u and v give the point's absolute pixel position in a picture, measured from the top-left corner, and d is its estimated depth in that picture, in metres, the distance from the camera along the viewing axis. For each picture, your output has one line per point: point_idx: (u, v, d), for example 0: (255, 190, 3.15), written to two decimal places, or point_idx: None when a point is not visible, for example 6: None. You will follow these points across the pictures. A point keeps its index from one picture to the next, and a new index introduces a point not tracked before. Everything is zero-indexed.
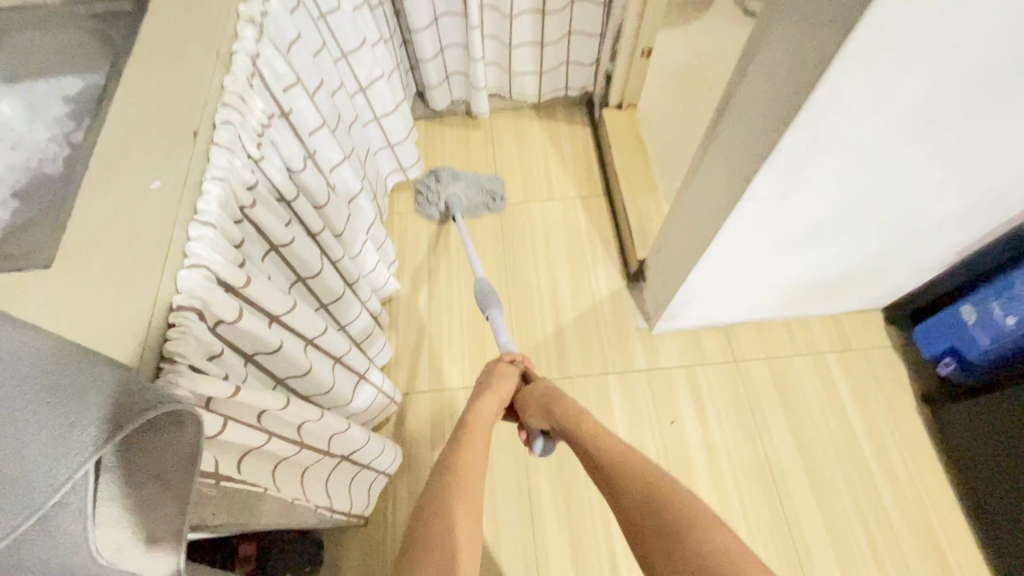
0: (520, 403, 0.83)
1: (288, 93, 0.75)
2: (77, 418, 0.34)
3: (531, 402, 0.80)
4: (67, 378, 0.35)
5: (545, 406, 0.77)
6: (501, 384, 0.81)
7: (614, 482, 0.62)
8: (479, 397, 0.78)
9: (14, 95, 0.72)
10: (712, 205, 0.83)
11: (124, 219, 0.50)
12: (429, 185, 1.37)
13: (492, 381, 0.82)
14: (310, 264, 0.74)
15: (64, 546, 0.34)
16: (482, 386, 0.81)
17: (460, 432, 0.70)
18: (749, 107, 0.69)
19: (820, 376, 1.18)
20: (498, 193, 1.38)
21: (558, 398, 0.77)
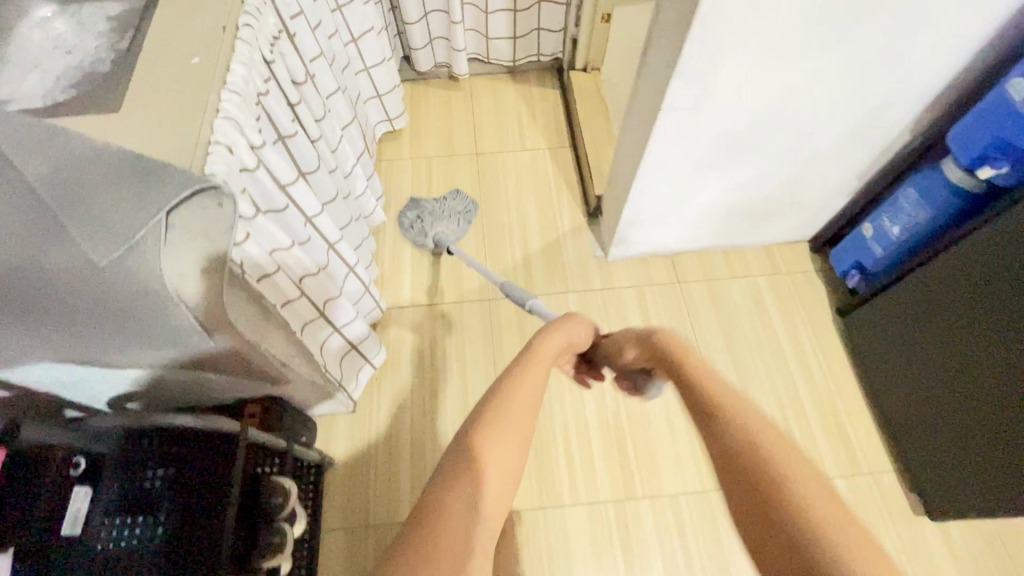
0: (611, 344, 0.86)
1: (293, 20, 0.92)
2: (133, 190, 0.52)
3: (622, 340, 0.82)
4: (126, 168, 0.53)
5: (638, 341, 0.78)
6: (575, 326, 0.84)
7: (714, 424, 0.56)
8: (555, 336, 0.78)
9: (66, 13, 0.87)
10: (643, 124, 1.01)
11: (172, 82, 0.66)
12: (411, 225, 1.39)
13: (572, 322, 0.84)
14: (309, 160, 0.91)
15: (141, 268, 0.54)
16: (562, 323, 0.83)
17: (537, 360, 0.72)
18: (665, 31, 0.87)
19: (751, 294, 1.36)
20: (468, 210, 1.45)
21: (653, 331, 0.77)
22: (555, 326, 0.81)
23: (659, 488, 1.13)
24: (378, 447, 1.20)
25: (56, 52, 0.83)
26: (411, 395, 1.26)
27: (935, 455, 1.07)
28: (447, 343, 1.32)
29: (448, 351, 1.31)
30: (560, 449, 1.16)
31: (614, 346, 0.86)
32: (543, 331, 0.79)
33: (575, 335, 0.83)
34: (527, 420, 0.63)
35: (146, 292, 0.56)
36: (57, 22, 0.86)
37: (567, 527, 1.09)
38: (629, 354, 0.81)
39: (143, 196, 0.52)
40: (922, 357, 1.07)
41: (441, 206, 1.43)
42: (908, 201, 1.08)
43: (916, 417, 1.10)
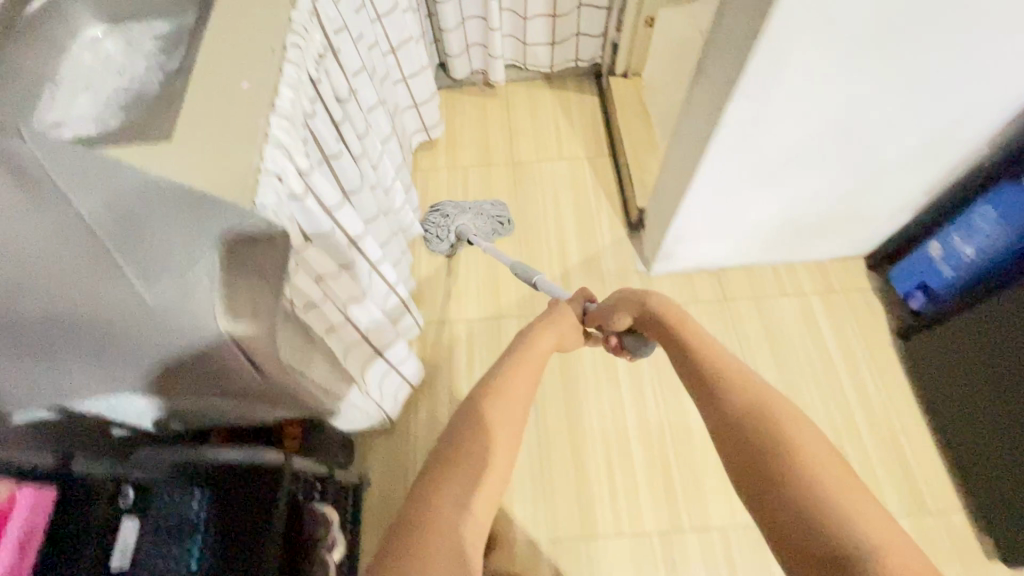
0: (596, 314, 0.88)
1: (336, 35, 0.89)
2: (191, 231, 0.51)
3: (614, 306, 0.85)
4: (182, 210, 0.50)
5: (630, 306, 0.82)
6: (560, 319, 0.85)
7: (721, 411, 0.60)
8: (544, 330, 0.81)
9: (115, 32, 0.87)
10: (696, 139, 0.97)
11: (222, 106, 0.64)
12: (434, 221, 1.39)
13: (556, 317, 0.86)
14: (352, 178, 0.88)
15: (191, 307, 0.53)
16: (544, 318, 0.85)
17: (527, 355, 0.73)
18: (727, 39, 0.82)
19: (802, 313, 1.30)
20: (502, 216, 1.43)
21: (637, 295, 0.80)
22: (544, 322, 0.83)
23: (707, 519, 1.08)
24: (415, 466, 1.18)
25: (108, 73, 0.83)
26: (449, 414, 1.24)
27: (1007, 492, 1.00)
28: (484, 360, 1.29)
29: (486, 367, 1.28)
30: (602, 474, 1.13)
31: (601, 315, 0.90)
32: (531, 328, 0.82)
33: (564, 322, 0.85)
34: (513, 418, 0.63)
35: (196, 331, 0.55)
36: (106, 41, 0.86)
37: (611, 557, 1.06)
38: (619, 317, 0.84)
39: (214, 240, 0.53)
40: (993, 387, 1.00)
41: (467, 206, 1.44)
42: (984, 219, 1.01)
43: (986, 450, 1.03)
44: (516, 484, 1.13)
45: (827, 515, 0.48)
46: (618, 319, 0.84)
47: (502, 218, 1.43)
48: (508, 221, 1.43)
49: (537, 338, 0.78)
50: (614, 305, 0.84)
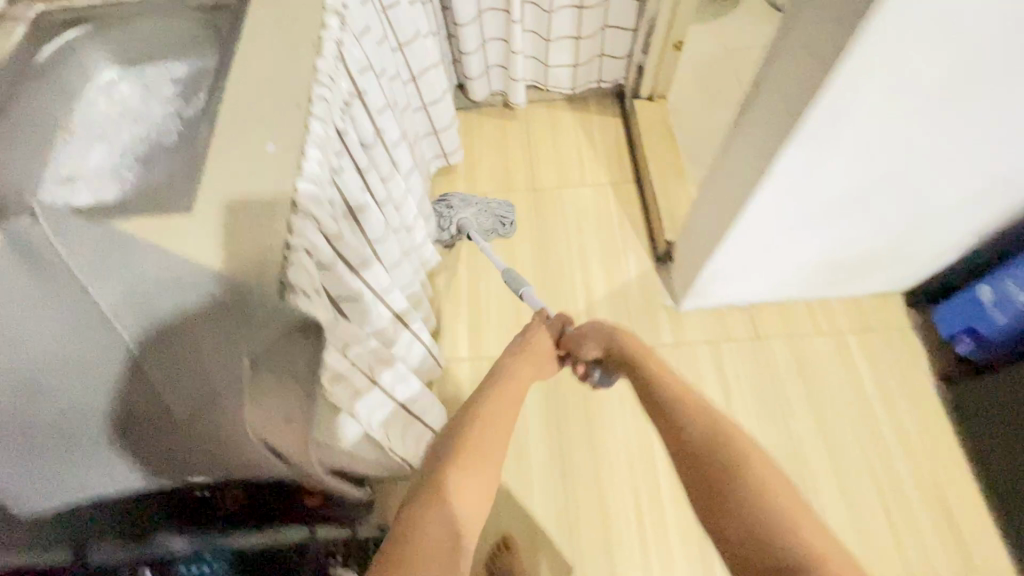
0: (568, 340, 0.87)
1: (361, 76, 0.85)
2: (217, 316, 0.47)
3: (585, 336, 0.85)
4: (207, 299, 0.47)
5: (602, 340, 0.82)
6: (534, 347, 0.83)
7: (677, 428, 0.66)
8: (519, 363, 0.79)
9: (130, 76, 0.82)
10: (740, 184, 0.92)
11: (246, 171, 0.60)
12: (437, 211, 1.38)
13: (531, 342, 0.84)
14: (377, 228, 0.84)
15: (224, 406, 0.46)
16: (516, 344, 0.84)
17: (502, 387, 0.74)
18: (780, 86, 0.77)
19: (838, 353, 1.25)
20: (506, 217, 1.43)
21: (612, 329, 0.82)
22: (517, 352, 0.82)
23: None
24: None
25: (124, 121, 0.79)
26: None
27: None
28: None
29: None
30: (631, 525, 1.09)
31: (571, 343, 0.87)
32: (510, 359, 0.81)
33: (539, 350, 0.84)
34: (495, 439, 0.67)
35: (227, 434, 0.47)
36: (121, 86, 0.82)
37: None
38: (591, 348, 0.83)
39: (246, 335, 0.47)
40: None
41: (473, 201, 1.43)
42: None
43: None
44: (545, 535, 1.09)
45: (780, 529, 0.54)
46: (589, 349, 0.84)
47: (506, 218, 1.43)
48: (511, 222, 1.43)
49: (515, 368, 0.78)
50: (587, 335, 0.84)
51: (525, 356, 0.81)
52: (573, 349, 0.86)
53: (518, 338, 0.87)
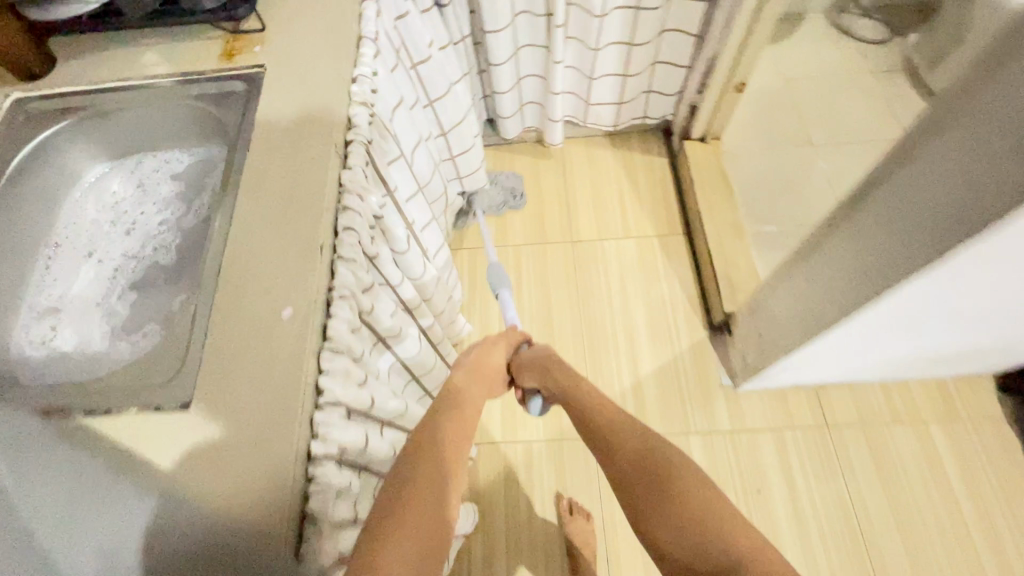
0: (515, 364, 0.83)
1: (391, 167, 0.73)
2: None
3: (529, 362, 0.81)
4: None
5: (542, 368, 0.79)
6: (484, 367, 0.75)
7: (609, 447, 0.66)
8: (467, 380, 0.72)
9: (123, 171, 0.71)
10: (837, 289, 0.77)
11: (257, 347, 0.48)
12: None
13: (481, 362, 0.76)
14: (411, 347, 0.72)
15: None
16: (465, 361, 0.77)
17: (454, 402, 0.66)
18: (907, 201, 0.62)
19: (920, 444, 1.11)
20: (516, 189, 1.44)
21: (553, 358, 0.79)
22: (470, 373, 0.73)
23: None
24: None
25: (117, 231, 0.68)
26: (507, 557, 1.08)
27: None
28: (546, 489, 1.13)
29: (548, 501, 1.12)
30: None
31: (518, 367, 0.83)
32: (460, 374, 0.73)
33: (489, 371, 0.77)
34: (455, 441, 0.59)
35: None
36: (113, 183, 0.71)
37: None
38: (529, 379, 0.81)
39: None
40: None
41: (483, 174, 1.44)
42: None
43: None
44: None
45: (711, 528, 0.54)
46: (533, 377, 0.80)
47: (516, 190, 1.43)
48: (521, 194, 1.44)
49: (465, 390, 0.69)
50: (530, 362, 0.81)
51: (475, 376, 0.73)
52: (516, 374, 0.83)
53: (470, 355, 0.79)
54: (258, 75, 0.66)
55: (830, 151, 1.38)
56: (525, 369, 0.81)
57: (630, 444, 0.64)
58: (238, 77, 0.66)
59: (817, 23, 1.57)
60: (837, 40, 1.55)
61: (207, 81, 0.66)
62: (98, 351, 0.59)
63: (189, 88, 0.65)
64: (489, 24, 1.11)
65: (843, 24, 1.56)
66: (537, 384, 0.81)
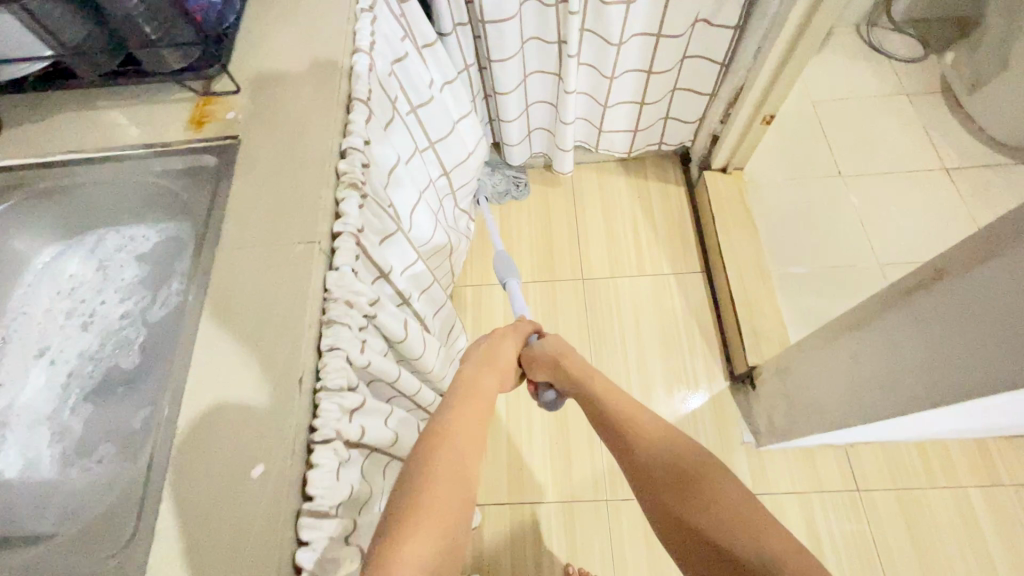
0: (526, 358, 0.81)
1: (386, 242, 0.64)
2: None
3: (541, 354, 0.78)
4: None
5: (553, 360, 0.77)
6: (496, 359, 0.71)
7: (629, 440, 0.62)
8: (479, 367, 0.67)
9: (82, 250, 0.62)
10: (888, 376, 0.69)
11: (222, 515, 0.40)
12: None
13: (494, 354, 0.72)
14: (409, 446, 0.65)
15: None
16: (475, 351, 0.74)
17: (464, 387, 0.62)
18: (983, 305, 0.53)
19: (959, 511, 1.04)
20: (520, 177, 1.41)
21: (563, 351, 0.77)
22: (482, 362, 0.69)
23: None
24: None
25: (72, 322, 0.60)
26: None
27: None
28: (555, 555, 1.06)
29: (557, 569, 1.05)
30: None
31: (528, 357, 0.80)
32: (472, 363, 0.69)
33: (501, 358, 0.73)
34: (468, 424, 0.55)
35: None
36: (69, 265, 0.62)
37: None
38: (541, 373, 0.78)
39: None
40: None
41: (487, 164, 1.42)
42: None
43: None
44: None
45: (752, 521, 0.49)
46: (544, 368, 0.78)
47: (519, 178, 1.40)
48: (525, 181, 1.40)
49: (478, 378, 0.64)
50: (543, 353, 0.78)
51: (487, 367, 0.68)
52: (527, 368, 0.81)
53: (481, 346, 0.75)
54: (231, 147, 0.57)
55: (861, 184, 1.29)
56: (537, 364, 0.79)
57: (651, 438, 0.60)
58: (209, 148, 0.57)
59: (847, 41, 1.47)
60: (869, 59, 1.44)
61: (174, 156, 0.57)
62: (44, 479, 0.51)
63: (154, 164, 0.57)
64: (496, 54, 1.01)
65: (876, 41, 1.45)
66: (548, 377, 0.78)
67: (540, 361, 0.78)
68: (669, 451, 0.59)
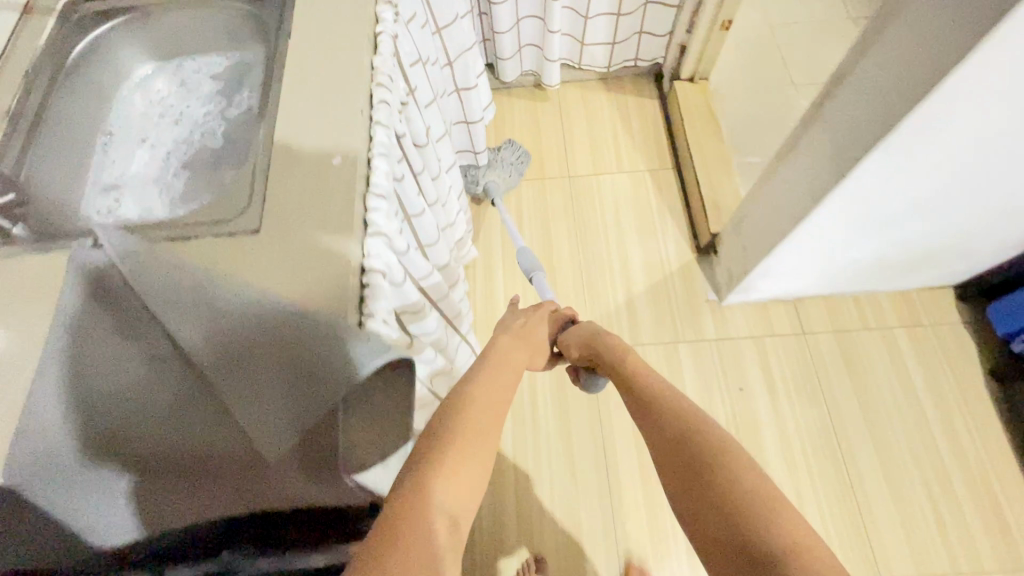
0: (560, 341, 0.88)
1: (411, 69, 0.80)
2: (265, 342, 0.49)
3: (574, 336, 0.84)
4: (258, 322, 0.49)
5: (585, 340, 0.81)
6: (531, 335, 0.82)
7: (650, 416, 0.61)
8: (505, 336, 0.77)
9: (168, 70, 0.78)
10: (810, 181, 0.87)
11: (312, 187, 0.56)
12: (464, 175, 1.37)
13: (530, 330, 0.82)
14: (431, 231, 0.79)
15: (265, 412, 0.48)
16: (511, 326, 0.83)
17: (501, 361, 0.69)
18: (868, 86, 0.71)
19: (886, 347, 1.22)
20: (521, 161, 1.41)
21: (595, 332, 0.80)
22: (517, 334, 0.79)
23: None
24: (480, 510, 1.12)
25: (164, 121, 0.75)
26: (510, 451, 1.18)
27: None
28: (548, 393, 1.22)
29: (549, 404, 1.22)
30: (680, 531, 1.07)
31: (564, 342, 0.86)
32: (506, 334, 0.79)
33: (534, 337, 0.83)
34: (495, 407, 0.59)
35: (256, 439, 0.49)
36: (158, 82, 0.77)
37: None
38: (574, 353, 0.84)
39: (317, 382, 0.48)
40: None
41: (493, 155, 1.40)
42: None
43: None
44: (585, 536, 1.09)
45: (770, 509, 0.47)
46: (574, 347, 0.83)
47: (521, 161, 1.41)
48: (525, 161, 1.42)
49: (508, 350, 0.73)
50: (575, 334, 0.84)
51: (522, 340, 0.79)
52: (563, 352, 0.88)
53: (522, 321, 0.85)
54: None
55: (809, 90, 1.48)
56: (571, 343, 0.84)
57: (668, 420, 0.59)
58: None
59: None
60: None
61: None
62: (159, 213, 0.66)
63: None
64: None
65: None
66: (581, 354, 0.83)
67: (571, 343, 0.83)
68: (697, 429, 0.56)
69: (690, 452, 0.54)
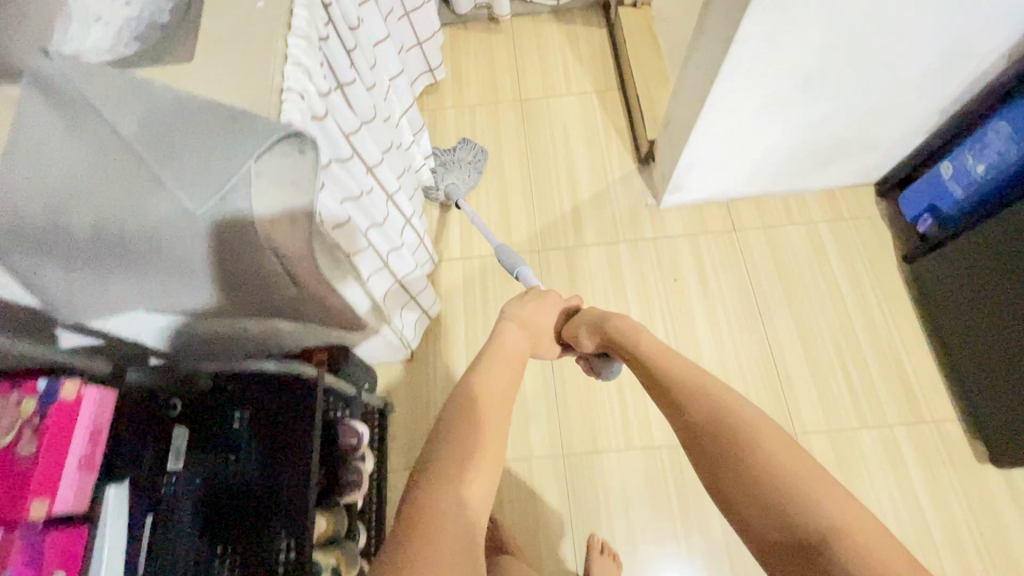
0: (568, 330, 0.94)
1: None
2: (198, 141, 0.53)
3: (580, 322, 0.91)
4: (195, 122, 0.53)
5: (593, 323, 0.88)
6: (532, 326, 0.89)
7: (677, 398, 0.68)
8: (509, 326, 0.86)
9: None
10: (709, 63, 0.96)
11: (239, 26, 0.65)
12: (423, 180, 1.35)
13: (533, 320, 0.90)
14: (366, 105, 0.89)
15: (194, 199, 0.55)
16: (516, 314, 0.90)
17: (503, 355, 0.80)
18: None
19: (811, 240, 1.31)
20: (478, 158, 1.41)
21: (606, 319, 0.86)
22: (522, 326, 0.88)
23: None
24: (434, 394, 1.22)
25: None
26: (463, 343, 1.27)
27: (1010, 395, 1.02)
28: (498, 294, 1.31)
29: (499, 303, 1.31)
30: (614, 401, 1.17)
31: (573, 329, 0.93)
32: (509, 323, 0.87)
33: (539, 323, 0.91)
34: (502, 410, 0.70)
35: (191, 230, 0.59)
36: None
37: (620, 470, 1.11)
38: (586, 342, 0.90)
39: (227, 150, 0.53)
40: (985, 303, 1.04)
41: (449, 155, 1.39)
42: (998, 136, 1.02)
43: (975, 366, 1.08)
44: (528, 412, 1.17)
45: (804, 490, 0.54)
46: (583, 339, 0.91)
47: (478, 158, 1.41)
48: (483, 156, 1.42)
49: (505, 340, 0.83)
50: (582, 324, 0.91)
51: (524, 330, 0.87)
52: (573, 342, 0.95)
53: (524, 306, 0.92)
54: None
55: None
56: (582, 331, 0.90)
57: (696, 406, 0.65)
58: None
59: None
60: None
61: None
62: None
63: None
64: None
65: None
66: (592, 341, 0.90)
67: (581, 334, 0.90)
68: (722, 403, 0.63)
69: (718, 434, 0.61)
